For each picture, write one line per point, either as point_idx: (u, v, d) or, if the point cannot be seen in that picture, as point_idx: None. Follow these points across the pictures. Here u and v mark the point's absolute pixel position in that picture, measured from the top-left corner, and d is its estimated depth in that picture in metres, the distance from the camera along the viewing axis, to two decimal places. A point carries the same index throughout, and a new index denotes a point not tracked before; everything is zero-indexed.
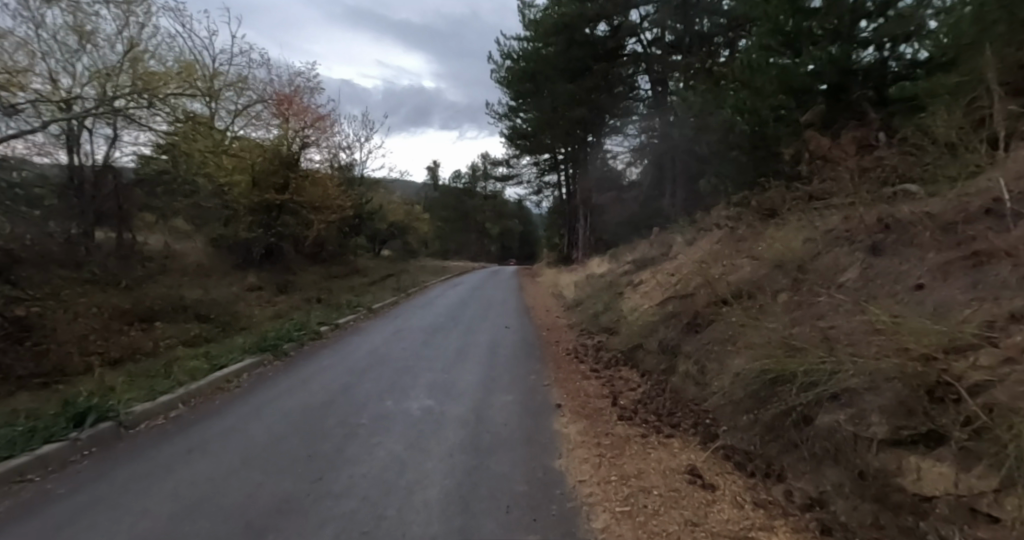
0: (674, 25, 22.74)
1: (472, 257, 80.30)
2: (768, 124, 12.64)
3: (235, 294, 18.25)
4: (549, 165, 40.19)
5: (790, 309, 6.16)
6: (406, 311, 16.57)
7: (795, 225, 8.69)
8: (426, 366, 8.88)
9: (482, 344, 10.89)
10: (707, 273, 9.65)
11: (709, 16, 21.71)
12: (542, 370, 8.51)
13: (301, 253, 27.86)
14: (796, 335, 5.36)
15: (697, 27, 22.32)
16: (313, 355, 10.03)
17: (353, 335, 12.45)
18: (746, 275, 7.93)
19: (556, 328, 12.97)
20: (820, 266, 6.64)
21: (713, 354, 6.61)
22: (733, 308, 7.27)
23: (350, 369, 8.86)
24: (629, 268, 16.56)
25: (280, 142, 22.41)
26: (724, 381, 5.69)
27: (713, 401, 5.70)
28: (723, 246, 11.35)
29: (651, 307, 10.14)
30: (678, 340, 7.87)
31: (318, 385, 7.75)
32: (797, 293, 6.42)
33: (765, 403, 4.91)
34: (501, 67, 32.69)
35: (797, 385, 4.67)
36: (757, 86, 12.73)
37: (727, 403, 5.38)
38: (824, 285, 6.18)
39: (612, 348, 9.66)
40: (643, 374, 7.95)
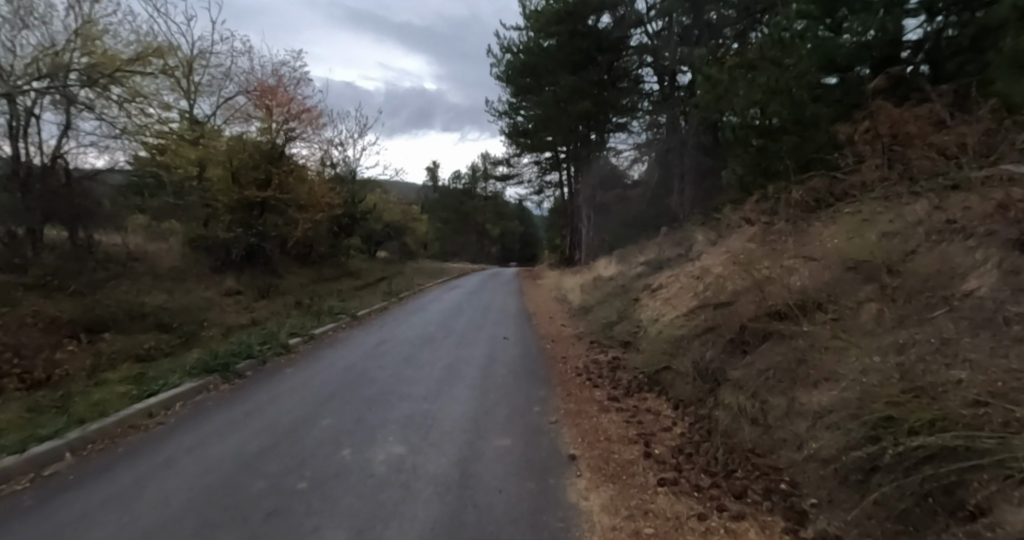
0: (681, 17, 21.22)
1: (472, 259, 78.61)
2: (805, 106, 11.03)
3: (208, 300, 16.67)
4: (551, 164, 38.56)
5: (891, 328, 4.49)
6: (394, 319, 14.93)
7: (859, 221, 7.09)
8: (404, 392, 7.21)
9: (476, 362, 9.23)
10: (745, 279, 8.04)
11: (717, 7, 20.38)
12: (548, 399, 6.85)
13: (288, 255, 26.23)
14: (919, 366, 3.72)
15: (707, 18, 20.84)
16: (272, 376, 8.34)
17: (329, 348, 10.77)
18: (802, 279, 6.33)
19: (562, 340, 11.31)
20: (917, 270, 5.02)
21: (778, 387, 4.99)
22: (795, 323, 5.65)
23: (311, 397, 7.18)
24: (642, 270, 14.94)
25: (264, 134, 20.91)
26: (812, 435, 4.02)
27: (794, 459, 4.05)
28: (758, 246, 9.76)
29: (677, 317, 8.52)
30: (721, 362, 6.24)
31: (263, 422, 6.07)
32: (893, 306, 4.77)
33: (888, 475, 3.25)
34: (501, 61, 31.11)
35: (948, 452, 3.00)
36: (788, 66, 11.15)
37: (818, 467, 3.74)
38: (934, 297, 4.54)
39: (632, 369, 8.02)
40: (676, 406, 6.29)
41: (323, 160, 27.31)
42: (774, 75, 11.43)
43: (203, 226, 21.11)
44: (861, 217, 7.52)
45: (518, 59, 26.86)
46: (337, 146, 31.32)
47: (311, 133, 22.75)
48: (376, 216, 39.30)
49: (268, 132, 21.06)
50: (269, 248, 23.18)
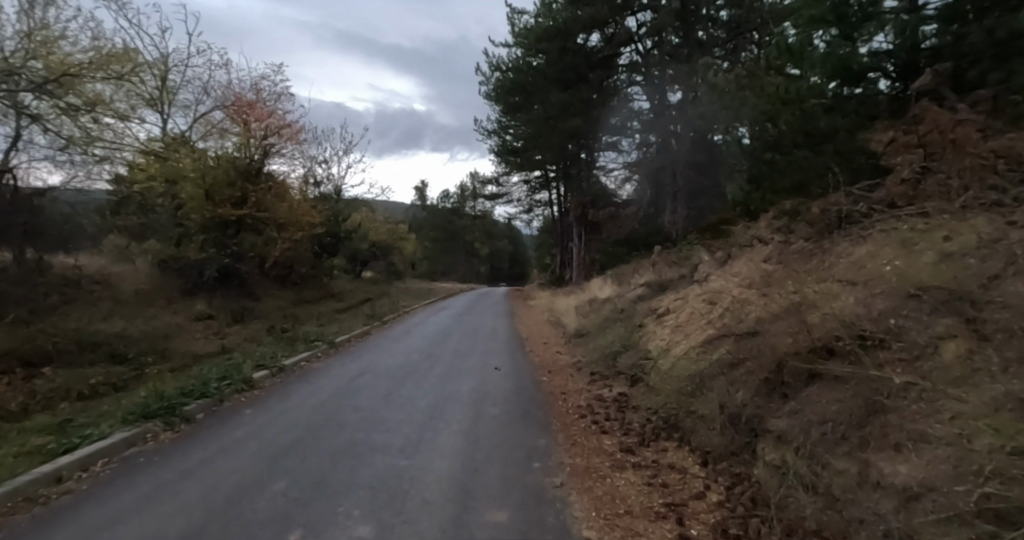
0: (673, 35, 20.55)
1: (461, 279, 77.43)
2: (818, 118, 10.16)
3: (174, 325, 15.44)
4: (541, 182, 37.77)
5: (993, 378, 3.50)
6: (376, 346, 13.81)
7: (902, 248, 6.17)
8: (378, 442, 6.06)
9: (465, 399, 8.12)
10: (770, 305, 7.09)
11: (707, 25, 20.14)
12: (549, 451, 5.75)
13: (267, 276, 25.01)
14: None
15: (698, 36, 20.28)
16: (225, 419, 7.13)
17: (297, 382, 9.59)
18: (847, 305, 5.38)
19: (559, 371, 10.25)
20: (1007, 304, 4.06)
21: (840, 443, 4.04)
22: (851, 364, 4.71)
23: (266, 448, 6.00)
24: (643, 292, 14.02)
25: (241, 149, 19.84)
26: (908, 526, 3.01)
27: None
28: (777, 268, 8.85)
29: (693, 349, 7.52)
30: (757, 408, 5.28)
31: (199, 485, 4.88)
32: (987, 351, 3.78)
33: None
34: (489, 79, 30.35)
35: None
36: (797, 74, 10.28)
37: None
38: None
39: (644, 410, 7.01)
40: (705, 462, 5.31)
41: (305, 178, 26.24)
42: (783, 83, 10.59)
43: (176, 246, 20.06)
44: (901, 236, 6.65)
45: (507, 77, 26.05)
46: (321, 164, 30.27)
47: (291, 149, 21.70)
48: (361, 235, 38.17)
49: (244, 147, 20.00)
50: (246, 269, 21.98)
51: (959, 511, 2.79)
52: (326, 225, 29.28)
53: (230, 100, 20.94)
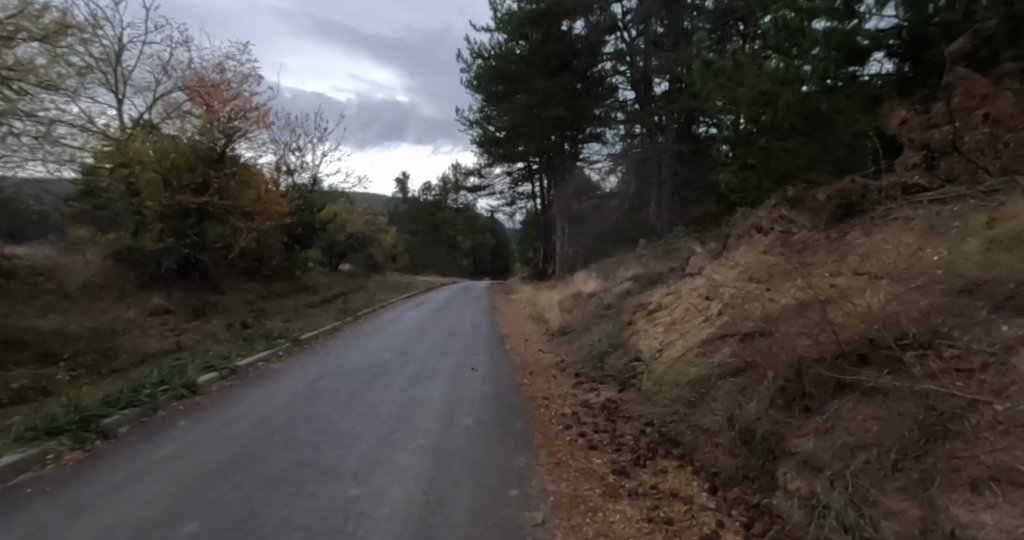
0: (660, 23, 19.70)
1: (443, 272, 76.31)
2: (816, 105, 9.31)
3: (126, 321, 14.48)
4: (523, 174, 36.75)
5: None
6: (343, 345, 12.86)
7: (933, 244, 5.41)
8: (325, 464, 5.17)
9: (435, 408, 7.19)
10: (778, 302, 6.30)
11: (691, 15, 19.07)
12: (528, 474, 4.89)
13: (234, 267, 23.86)
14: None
15: (684, 25, 19.29)
16: (152, 436, 6.18)
17: (248, 388, 8.65)
18: (876, 302, 4.58)
19: (541, 372, 9.40)
20: None
21: (888, 476, 3.25)
22: (893, 375, 3.92)
23: (192, 471, 5.07)
24: (629, 286, 13.30)
25: (203, 134, 18.52)
26: None
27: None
28: (776, 262, 8.13)
29: (691, 350, 6.74)
30: (774, 423, 4.48)
31: (90, 526, 3.93)
32: None
33: None
34: (471, 66, 29.30)
35: None
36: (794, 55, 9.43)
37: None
38: None
39: (637, 420, 6.18)
40: (713, 488, 4.51)
41: (275, 165, 24.99)
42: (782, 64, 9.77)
43: (133, 235, 19.11)
44: (923, 226, 5.92)
45: (489, 64, 25.13)
46: (293, 151, 29.02)
47: (258, 134, 20.32)
48: (338, 226, 37.01)
49: (206, 131, 18.54)
50: (209, 260, 20.85)
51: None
52: (299, 216, 28.08)
53: (192, 81, 20.10)
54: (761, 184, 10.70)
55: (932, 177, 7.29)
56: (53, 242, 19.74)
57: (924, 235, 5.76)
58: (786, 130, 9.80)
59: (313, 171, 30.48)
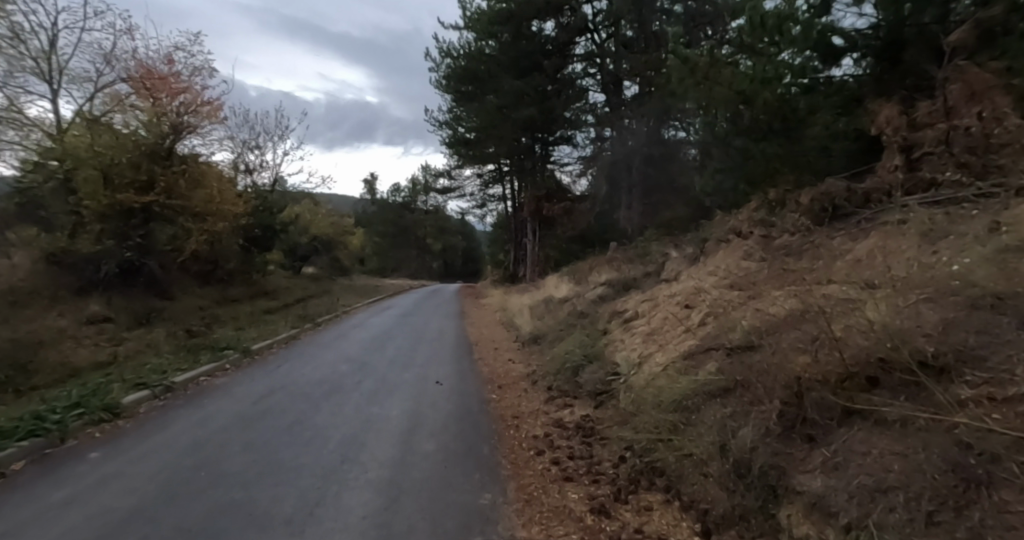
0: (627, 26, 19.29)
1: (412, 275, 75.08)
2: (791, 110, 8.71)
3: (57, 332, 13.55)
4: (493, 177, 36.06)
5: None
6: (299, 355, 12.09)
7: (932, 251, 4.97)
8: (255, 511, 4.51)
9: (392, 430, 6.53)
10: (764, 313, 5.79)
11: (661, 18, 18.81)
12: (494, 516, 4.25)
13: (187, 271, 22.67)
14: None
15: (654, 27, 18.95)
16: (58, 483, 5.43)
17: (186, 413, 7.89)
18: (881, 314, 4.06)
19: (510, 385, 8.77)
20: None
21: (921, 531, 2.67)
22: (913, 403, 3.40)
23: (94, 526, 4.38)
24: (601, 291, 12.85)
25: (148, 129, 17.73)
26: None
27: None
28: (758, 268, 7.70)
29: (671, 364, 6.24)
30: (773, 454, 3.87)
31: None
32: None
33: None
34: (439, 65, 28.63)
35: None
36: (770, 50, 8.64)
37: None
38: None
39: (616, 444, 5.60)
40: (706, 532, 3.88)
41: (230, 164, 23.84)
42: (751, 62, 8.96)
43: (70, 237, 17.71)
44: (917, 229, 5.51)
45: (458, 65, 24.40)
46: (252, 150, 27.88)
47: (209, 128, 19.94)
48: (301, 228, 35.86)
49: (153, 125, 17.75)
50: (157, 264, 19.68)
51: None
52: (257, 217, 26.88)
53: (140, 73, 19.37)
54: (737, 187, 10.32)
55: (920, 178, 6.93)
56: None
57: (917, 243, 5.34)
58: (763, 130, 9.35)
59: (274, 170, 29.35)
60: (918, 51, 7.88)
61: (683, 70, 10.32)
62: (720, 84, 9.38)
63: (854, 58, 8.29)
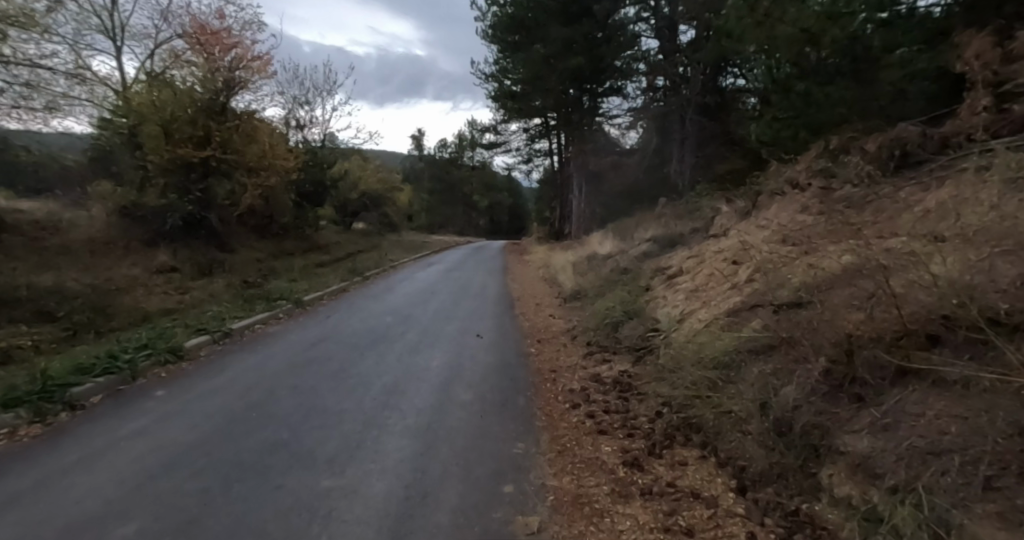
0: None
1: (459, 232, 75.59)
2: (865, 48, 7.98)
3: (129, 279, 14.45)
4: (540, 131, 35.38)
5: None
6: (345, 307, 12.45)
7: (1014, 199, 4.47)
8: (300, 450, 4.71)
9: (432, 380, 6.63)
10: (817, 268, 5.45)
11: None
12: (527, 464, 4.28)
13: (243, 225, 23.53)
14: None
15: None
16: (125, 416, 5.83)
17: (240, 358, 8.28)
18: (949, 269, 3.71)
19: (550, 340, 8.76)
20: None
21: (976, 496, 2.49)
22: (979, 363, 3.14)
23: (155, 458, 4.67)
24: (648, 247, 12.55)
25: (204, 85, 18.31)
26: None
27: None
28: (815, 221, 7.26)
29: (714, 320, 6.04)
30: (817, 413, 3.70)
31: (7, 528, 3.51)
32: None
33: None
34: (487, 15, 28.02)
35: None
36: None
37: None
38: None
39: (653, 399, 5.51)
40: (741, 488, 3.77)
41: (280, 119, 24.32)
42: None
43: (138, 191, 18.75)
44: (998, 177, 4.97)
45: (506, 13, 23.72)
46: (302, 105, 28.21)
47: (259, 84, 20.28)
48: (351, 183, 36.48)
49: (208, 81, 18.34)
50: (216, 217, 20.51)
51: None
52: (308, 173, 27.42)
53: (194, 29, 19.86)
54: (796, 136, 9.68)
55: (1010, 118, 6.25)
56: (60, 197, 19.52)
57: (996, 191, 4.82)
58: (830, 72, 8.65)
59: (323, 126, 29.73)
60: None
61: (743, 9, 9.59)
62: (784, 23, 8.73)
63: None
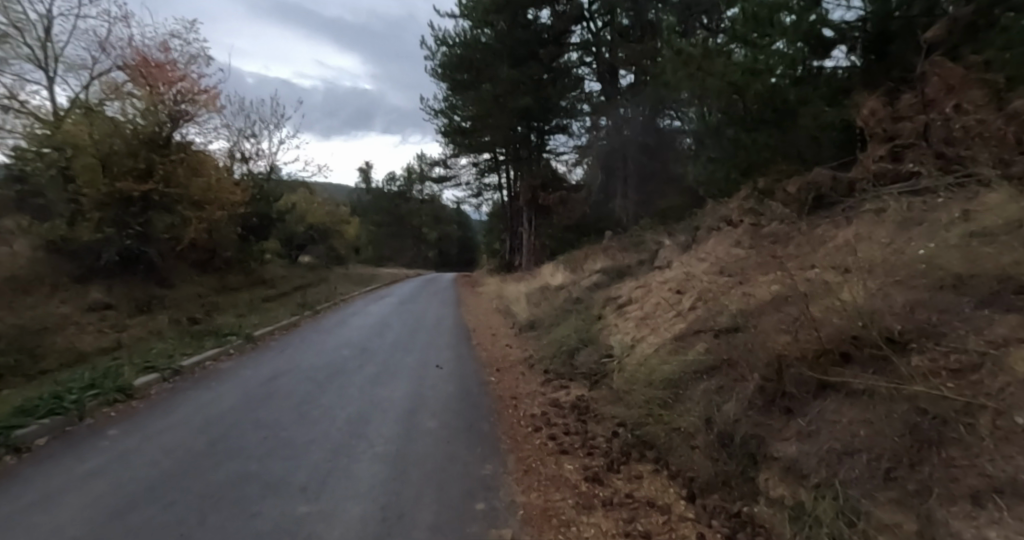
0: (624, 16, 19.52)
1: (408, 265, 75.05)
2: (782, 101, 8.95)
3: (59, 318, 13.88)
4: (489, 166, 36.16)
5: None
6: (298, 341, 12.41)
7: (906, 235, 5.20)
8: (273, 479, 4.83)
9: (396, 410, 6.82)
10: (751, 297, 6.06)
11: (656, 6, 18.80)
12: (496, 484, 4.57)
13: (184, 260, 22.91)
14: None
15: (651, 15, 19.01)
16: (80, 456, 5.74)
17: (194, 394, 8.19)
18: (856, 296, 4.29)
19: (509, 368, 9.09)
20: None
21: (880, 486, 2.97)
22: (880, 375, 3.66)
23: (122, 494, 4.68)
24: (597, 278, 13.17)
25: (145, 117, 18.02)
26: None
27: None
28: (746, 255, 7.99)
29: (662, 346, 6.54)
30: (753, 425, 4.20)
31: None
32: None
33: None
34: (436, 54, 28.84)
35: None
36: (763, 43, 8.93)
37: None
38: None
39: (609, 421, 5.92)
40: (691, 495, 4.20)
41: (226, 153, 24.01)
42: (747, 54, 9.30)
43: (68, 225, 18.05)
44: (895, 217, 5.74)
45: (454, 53, 24.58)
46: (248, 138, 27.95)
47: (206, 118, 20.10)
48: (297, 216, 36.08)
49: (149, 113, 18.08)
50: (155, 252, 19.96)
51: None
52: (254, 206, 27.04)
53: (135, 60, 19.63)
54: (729, 176, 10.60)
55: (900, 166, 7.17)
56: None
57: (894, 228, 5.57)
58: (755, 121, 9.56)
59: (270, 158, 29.47)
60: (905, 43, 8.04)
61: (677, 62, 10.55)
62: (714, 75, 9.67)
63: (844, 50, 8.54)
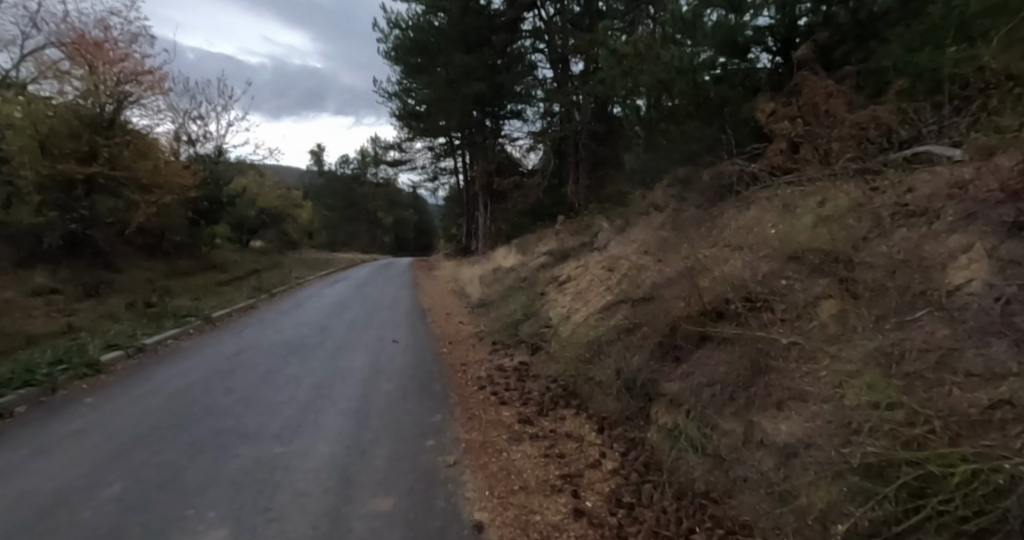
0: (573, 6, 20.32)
1: (363, 249, 74.52)
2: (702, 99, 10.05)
3: (6, 302, 13.90)
4: (444, 150, 36.58)
5: (850, 342, 3.61)
6: (258, 321, 12.92)
7: (783, 217, 6.32)
8: (249, 429, 5.58)
9: (356, 377, 7.59)
10: (664, 271, 7.12)
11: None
12: (443, 427, 5.47)
13: (130, 244, 22.64)
14: (920, 390, 2.91)
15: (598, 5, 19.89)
16: (66, 418, 6.33)
17: (162, 368, 8.74)
18: (733, 268, 5.35)
19: (460, 341, 9.97)
20: (866, 271, 4.20)
21: (726, 405, 4.02)
22: (741, 327, 4.72)
23: (113, 443, 5.34)
24: (544, 258, 14.15)
25: (87, 98, 17.74)
26: (784, 478, 3.12)
27: (764, 510, 3.14)
28: (666, 235, 9.10)
29: (591, 315, 7.53)
30: (651, 371, 5.23)
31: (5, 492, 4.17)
32: (852, 312, 3.88)
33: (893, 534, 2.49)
34: (389, 37, 29.01)
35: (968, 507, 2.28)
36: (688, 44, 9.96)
37: (797, 522, 2.88)
38: (894, 308, 3.69)
39: (544, 379, 6.90)
40: (601, 428, 5.20)
41: (173, 135, 23.69)
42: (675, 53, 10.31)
43: (7, 209, 17.73)
44: (777, 204, 6.88)
45: (406, 36, 24.87)
46: (195, 120, 27.53)
47: (151, 99, 19.86)
48: (248, 201, 35.71)
49: (91, 94, 17.80)
50: (102, 237, 19.80)
51: (833, 466, 2.84)
52: (204, 189, 26.77)
53: (71, 39, 19.15)
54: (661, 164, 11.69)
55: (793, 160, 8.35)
56: None
57: (776, 212, 6.70)
58: (681, 115, 10.62)
59: (218, 141, 29.10)
60: None
61: (614, 58, 11.50)
62: (645, 72, 10.67)
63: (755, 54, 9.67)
